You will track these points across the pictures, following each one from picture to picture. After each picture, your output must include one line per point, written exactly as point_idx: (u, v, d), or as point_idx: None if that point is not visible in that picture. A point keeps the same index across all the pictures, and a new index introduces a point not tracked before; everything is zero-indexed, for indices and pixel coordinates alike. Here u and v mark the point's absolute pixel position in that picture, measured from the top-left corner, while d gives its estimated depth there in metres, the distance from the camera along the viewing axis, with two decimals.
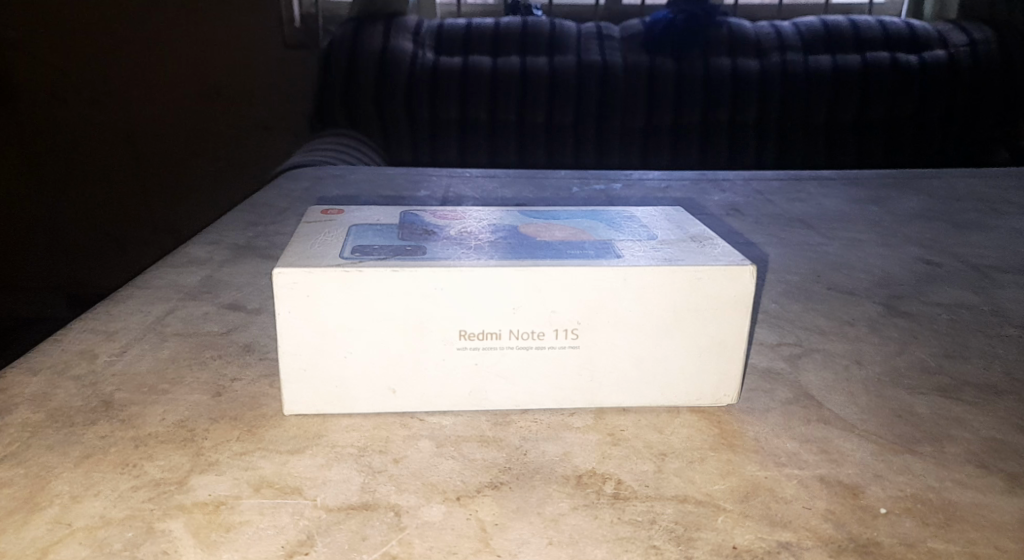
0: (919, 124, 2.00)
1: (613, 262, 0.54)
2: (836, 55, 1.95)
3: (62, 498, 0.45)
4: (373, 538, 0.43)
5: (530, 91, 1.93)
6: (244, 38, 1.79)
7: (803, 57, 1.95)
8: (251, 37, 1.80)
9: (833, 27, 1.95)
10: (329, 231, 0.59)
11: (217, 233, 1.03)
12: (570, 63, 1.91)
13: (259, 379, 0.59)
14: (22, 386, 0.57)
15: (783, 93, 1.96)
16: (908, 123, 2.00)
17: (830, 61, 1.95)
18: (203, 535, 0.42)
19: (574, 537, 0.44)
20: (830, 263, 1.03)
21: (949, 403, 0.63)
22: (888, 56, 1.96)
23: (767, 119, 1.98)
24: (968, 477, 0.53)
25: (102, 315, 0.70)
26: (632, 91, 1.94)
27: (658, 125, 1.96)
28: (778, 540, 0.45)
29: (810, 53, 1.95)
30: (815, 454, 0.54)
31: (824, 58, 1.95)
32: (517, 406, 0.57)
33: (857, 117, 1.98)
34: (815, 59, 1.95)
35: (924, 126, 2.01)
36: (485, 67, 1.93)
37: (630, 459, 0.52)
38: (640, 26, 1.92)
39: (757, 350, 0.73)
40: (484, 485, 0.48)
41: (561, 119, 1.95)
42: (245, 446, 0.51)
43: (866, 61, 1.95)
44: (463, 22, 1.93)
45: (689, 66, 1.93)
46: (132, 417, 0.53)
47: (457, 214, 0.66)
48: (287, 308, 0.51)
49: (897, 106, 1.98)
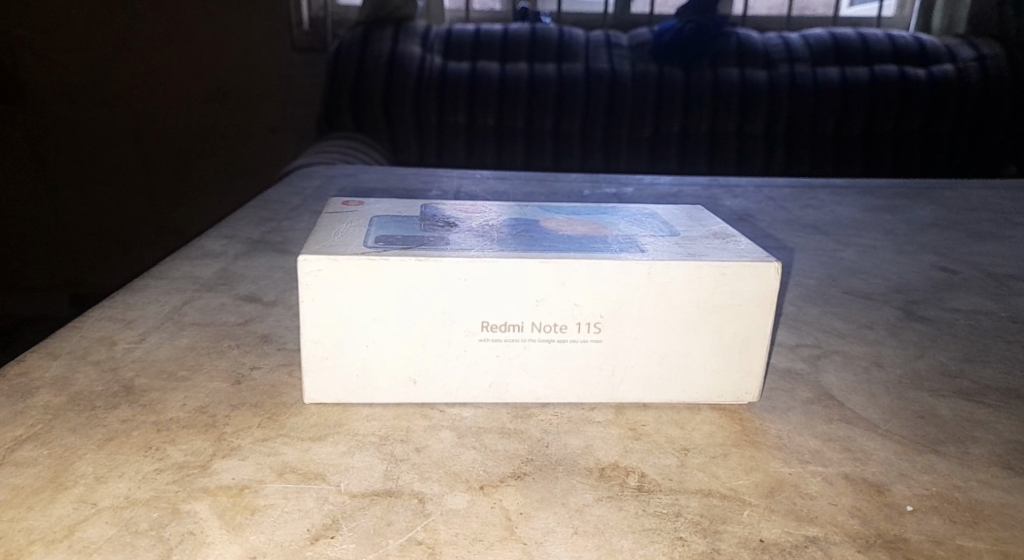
0: (929, 137, 1.76)
1: (636, 257, 0.54)
2: (875, 66, 1.67)
3: (85, 479, 0.45)
4: (398, 524, 0.42)
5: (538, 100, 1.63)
6: (240, 36, 1.61)
7: (835, 71, 1.66)
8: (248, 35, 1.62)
9: (873, 42, 1.66)
10: (351, 221, 0.59)
11: (231, 228, 1.03)
12: (579, 73, 1.60)
13: (278, 367, 0.59)
14: (43, 370, 0.57)
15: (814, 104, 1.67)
16: (944, 140, 1.77)
17: (868, 73, 1.67)
18: (228, 517, 0.42)
19: (599, 527, 0.44)
20: (846, 268, 1.02)
21: (972, 406, 0.63)
22: (924, 72, 1.70)
23: (795, 130, 1.70)
24: (994, 478, 0.52)
25: (120, 304, 0.70)
26: (642, 103, 1.64)
27: (665, 134, 1.69)
28: (805, 534, 0.44)
29: (846, 64, 1.66)
30: (838, 452, 0.54)
31: (862, 70, 1.67)
32: (538, 399, 0.56)
33: (894, 129, 1.73)
34: (853, 70, 1.67)
35: (955, 143, 1.80)
36: (494, 72, 1.62)
37: (653, 453, 0.52)
38: (649, 34, 1.59)
39: (776, 351, 0.72)
40: (507, 475, 0.48)
41: (569, 127, 1.67)
42: (266, 432, 0.50)
43: (901, 73, 1.68)
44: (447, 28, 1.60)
45: (699, 77, 1.62)
46: (153, 402, 0.53)
47: (476, 208, 0.66)
48: (310, 294, 0.51)
49: (931, 122, 1.75)
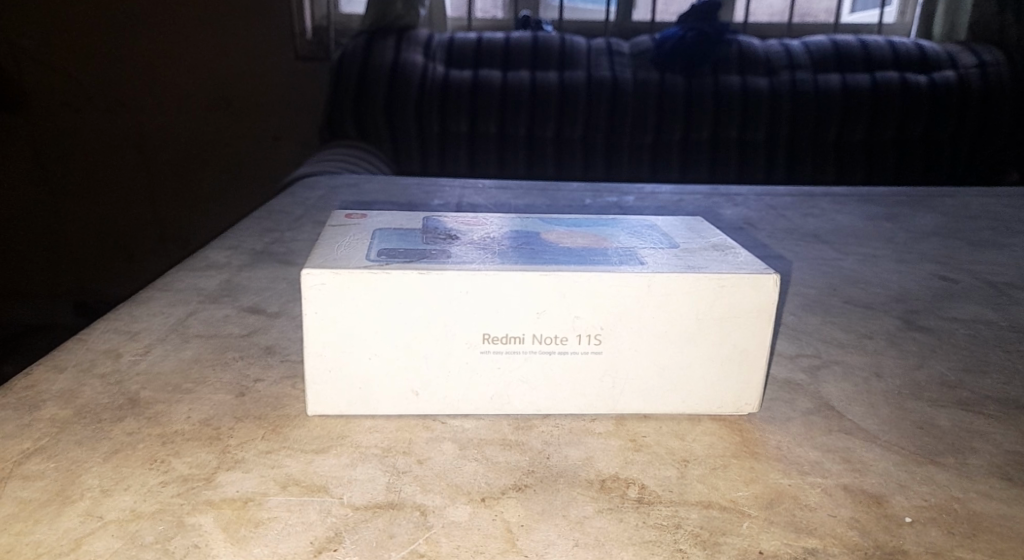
0: (899, 144, 1.96)
1: (636, 269, 0.54)
2: (846, 75, 1.94)
3: (91, 492, 0.45)
4: (400, 536, 0.43)
5: (541, 106, 1.89)
6: (249, 47, 1.89)
7: (812, 76, 1.93)
8: (253, 50, 1.90)
9: (843, 47, 1.96)
10: (354, 234, 0.60)
11: (236, 239, 1.04)
12: (580, 78, 1.90)
13: (281, 380, 0.60)
14: (49, 383, 0.57)
15: (793, 111, 1.93)
16: (918, 143, 1.96)
17: (839, 81, 1.93)
18: (232, 530, 0.43)
19: (600, 539, 0.44)
20: (847, 277, 1.02)
21: (971, 417, 0.63)
22: (897, 76, 1.94)
23: (777, 138, 1.94)
24: (993, 489, 0.52)
25: (125, 316, 0.71)
26: (642, 108, 1.91)
27: (666, 139, 1.93)
28: (804, 546, 0.45)
29: (819, 70, 1.94)
30: (837, 463, 0.54)
31: (833, 77, 1.93)
32: (539, 410, 0.57)
33: (867, 136, 1.95)
34: (825, 77, 1.94)
35: (936, 146, 1.97)
36: (496, 80, 1.90)
37: (653, 465, 0.52)
38: (650, 42, 1.96)
39: (776, 361, 0.73)
40: (508, 487, 0.48)
41: (570, 134, 1.91)
42: (270, 445, 0.51)
43: (874, 80, 1.93)
44: (474, 38, 1.94)
45: (699, 82, 1.91)
46: (158, 415, 0.53)
47: (478, 220, 0.66)
48: (313, 307, 0.52)
49: (904, 129, 1.95)
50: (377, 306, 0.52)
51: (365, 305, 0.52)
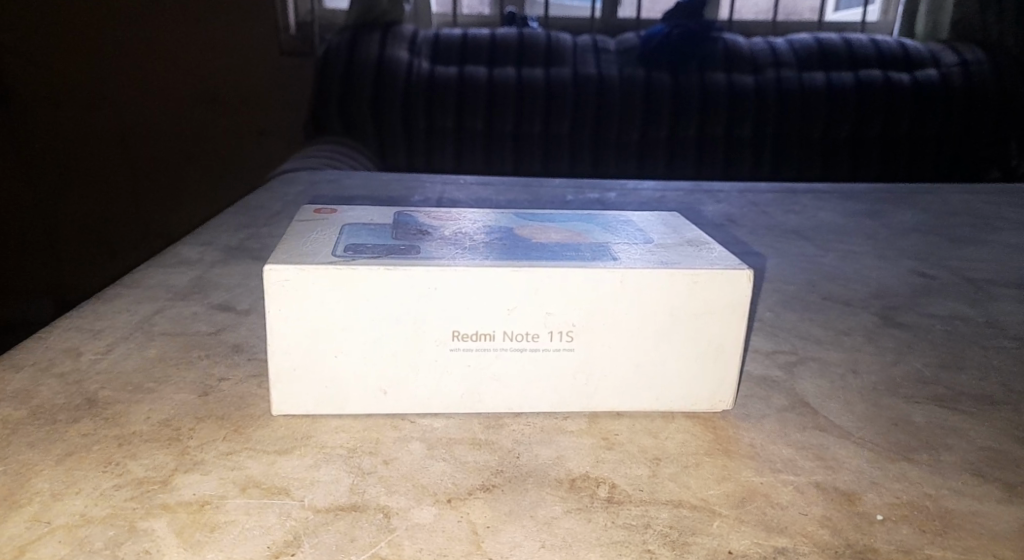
0: (915, 141, 1.70)
1: (608, 265, 0.53)
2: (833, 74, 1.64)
3: (41, 496, 0.44)
4: (362, 539, 0.42)
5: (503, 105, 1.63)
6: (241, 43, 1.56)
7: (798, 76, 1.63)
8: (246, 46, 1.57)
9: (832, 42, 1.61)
10: (321, 229, 0.58)
11: (208, 235, 1.02)
12: (539, 78, 1.60)
13: (247, 378, 0.58)
14: (5, 383, 0.56)
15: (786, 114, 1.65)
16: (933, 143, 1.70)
17: (853, 77, 1.64)
18: (187, 535, 0.41)
19: (568, 540, 0.43)
20: (825, 274, 1.02)
21: (945, 413, 0.63)
22: (910, 77, 1.65)
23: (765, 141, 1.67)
24: (965, 486, 0.52)
25: (90, 314, 0.69)
26: (627, 109, 1.64)
27: (656, 137, 1.66)
28: (773, 546, 0.44)
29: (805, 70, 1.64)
30: (810, 461, 0.54)
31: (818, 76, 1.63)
32: (511, 409, 0.56)
33: (883, 132, 1.68)
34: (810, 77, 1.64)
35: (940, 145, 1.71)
36: (451, 77, 1.61)
37: (624, 463, 0.51)
38: (636, 38, 1.58)
39: (753, 358, 0.72)
40: (476, 488, 0.47)
41: (558, 131, 1.65)
42: (231, 446, 0.49)
43: (888, 77, 1.64)
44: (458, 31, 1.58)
45: (685, 81, 1.62)
46: (116, 416, 0.52)
47: (452, 215, 0.65)
48: (278, 303, 0.51)
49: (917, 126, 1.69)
50: (345, 302, 0.51)
51: (330, 302, 0.51)
